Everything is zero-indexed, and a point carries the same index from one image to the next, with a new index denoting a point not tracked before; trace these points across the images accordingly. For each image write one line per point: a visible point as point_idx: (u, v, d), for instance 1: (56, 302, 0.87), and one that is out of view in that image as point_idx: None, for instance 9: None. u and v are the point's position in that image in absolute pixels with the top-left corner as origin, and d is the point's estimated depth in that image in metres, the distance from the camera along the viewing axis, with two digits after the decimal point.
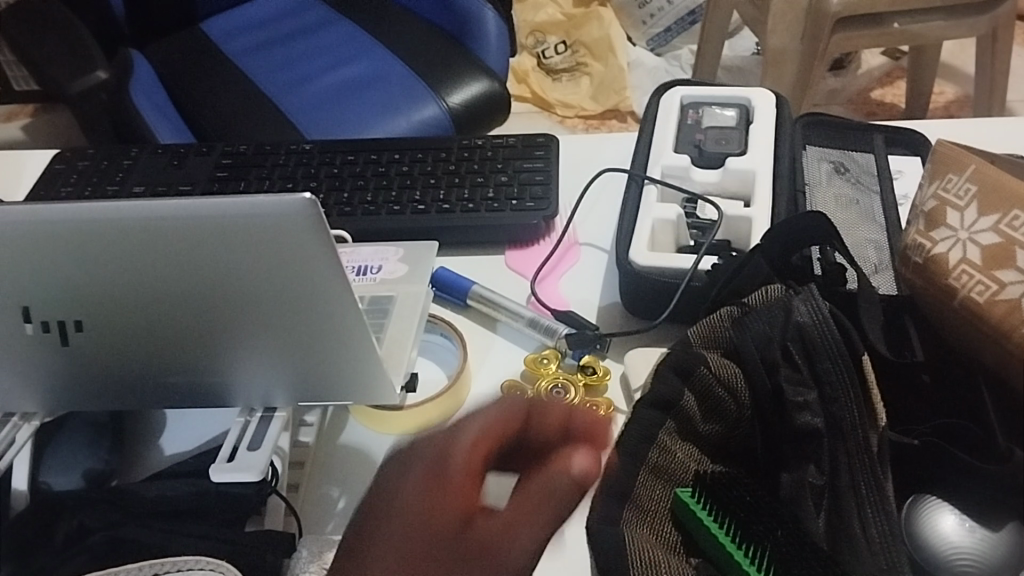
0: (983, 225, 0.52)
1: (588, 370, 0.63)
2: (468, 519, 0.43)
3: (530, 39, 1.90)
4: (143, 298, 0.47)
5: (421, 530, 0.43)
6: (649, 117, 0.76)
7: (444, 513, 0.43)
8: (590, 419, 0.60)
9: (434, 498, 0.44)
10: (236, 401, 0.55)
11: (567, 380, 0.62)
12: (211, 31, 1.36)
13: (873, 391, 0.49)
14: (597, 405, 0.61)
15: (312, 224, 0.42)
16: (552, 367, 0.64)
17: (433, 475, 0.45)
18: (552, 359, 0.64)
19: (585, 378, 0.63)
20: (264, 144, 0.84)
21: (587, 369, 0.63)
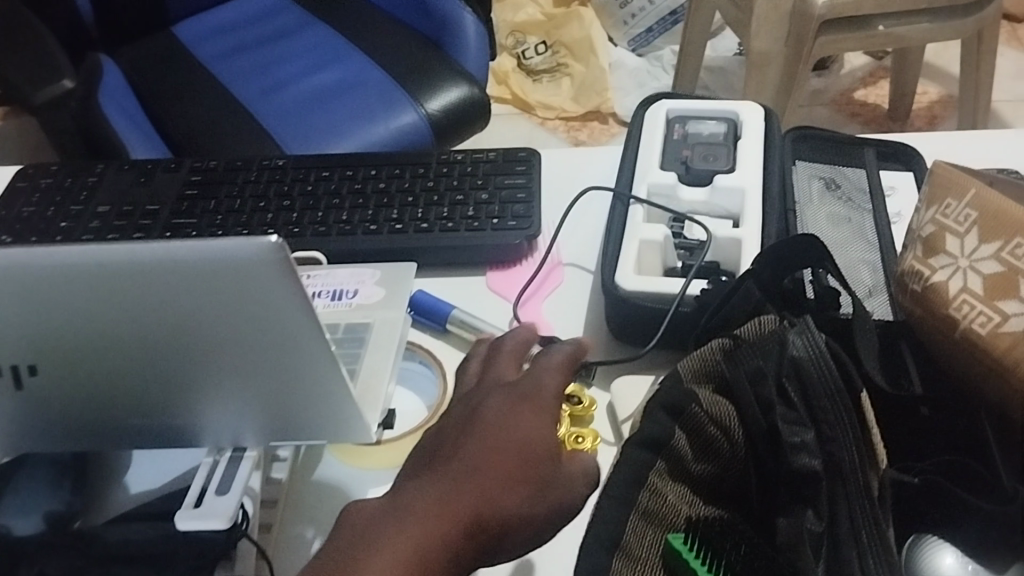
0: (984, 253, 0.50)
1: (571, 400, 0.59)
2: (551, 460, 0.43)
3: (510, 39, 1.89)
4: (100, 341, 0.44)
5: (521, 456, 0.43)
6: (634, 130, 0.73)
7: (540, 447, 0.43)
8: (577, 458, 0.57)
9: (529, 432, 0.44)
10: (205, 440, 0.53)
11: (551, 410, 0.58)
12: (183, 35, 1.32)
13: (874, 434, 0.47)
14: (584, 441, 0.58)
15: (277, 268, 0.39)
16: None
17: (520, 411, 0.45)
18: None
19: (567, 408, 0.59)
20: (236, 159, 0.81)
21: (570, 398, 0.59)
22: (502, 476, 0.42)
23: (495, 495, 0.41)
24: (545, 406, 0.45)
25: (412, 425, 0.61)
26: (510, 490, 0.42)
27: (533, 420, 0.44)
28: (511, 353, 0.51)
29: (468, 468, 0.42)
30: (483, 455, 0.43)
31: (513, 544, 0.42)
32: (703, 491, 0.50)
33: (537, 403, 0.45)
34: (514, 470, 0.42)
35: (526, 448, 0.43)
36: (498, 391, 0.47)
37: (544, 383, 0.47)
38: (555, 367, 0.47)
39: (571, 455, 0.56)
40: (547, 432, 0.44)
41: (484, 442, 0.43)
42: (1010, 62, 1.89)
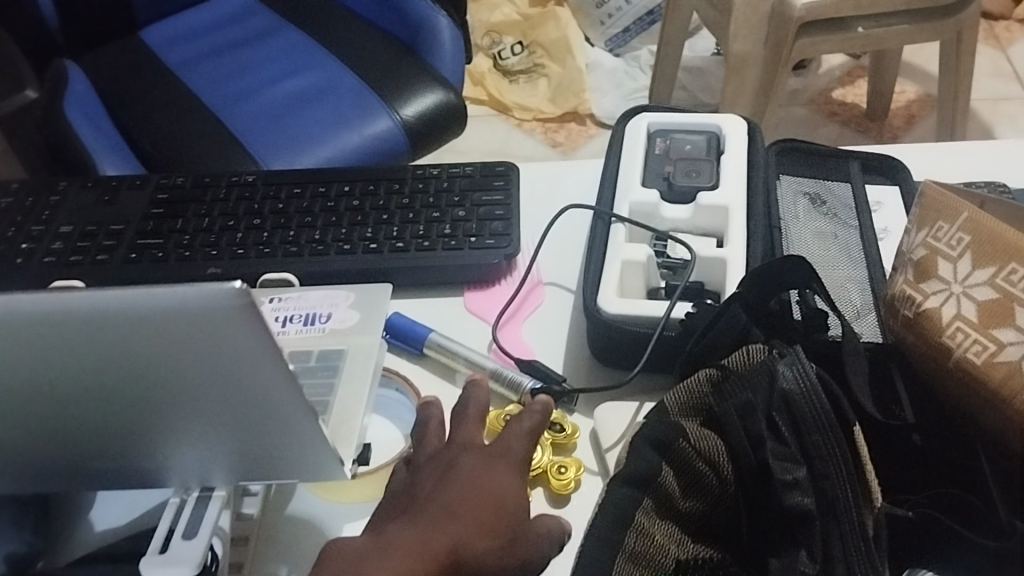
0: (978, 278, 0.48)
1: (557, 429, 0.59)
2: (518, 518, 0.43)
3: (485, 40, 1.86)
4: (56, 388, 0.41)
5: (491, 508, 0.42)
6: (615, 145, 0.72)
7: (511, 503, 0.43)
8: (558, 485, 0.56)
9: (499, 490, 0.43)
10: (172, 479, 0.50)
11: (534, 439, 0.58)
12: (151, 39, 1.29)
13: (868, 468, 0.46)
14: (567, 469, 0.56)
15: (239, 314, 0.37)
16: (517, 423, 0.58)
17: (491, 469, 0.44)
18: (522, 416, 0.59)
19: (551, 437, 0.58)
20: (204, 174, 0.79)
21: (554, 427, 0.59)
22: (474, 525, 0.41)
23: (466, 544, 0.41)
24: (513, 467, 0.45)
25: (390, 456, 0.59)
26: (481, 537, 0.41)
27: (501, 477, 0.44)
28: (475, 416, 0.48)
29: (445, 515, 0.42)
30: (455, 506, 0.42)
31: None
32: (691, 529, 0.48)
33: (507, 462, 0.45)
34: (485, 521, 0.42)
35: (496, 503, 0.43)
36: (466, 447, 0.46)
37: (514, 442, 0.46)
38: (525, 435, 0.47)
39: (557, 486, 0.56)
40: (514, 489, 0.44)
41: (457, 495, 0.42)
42: (987, 61, 1.89)
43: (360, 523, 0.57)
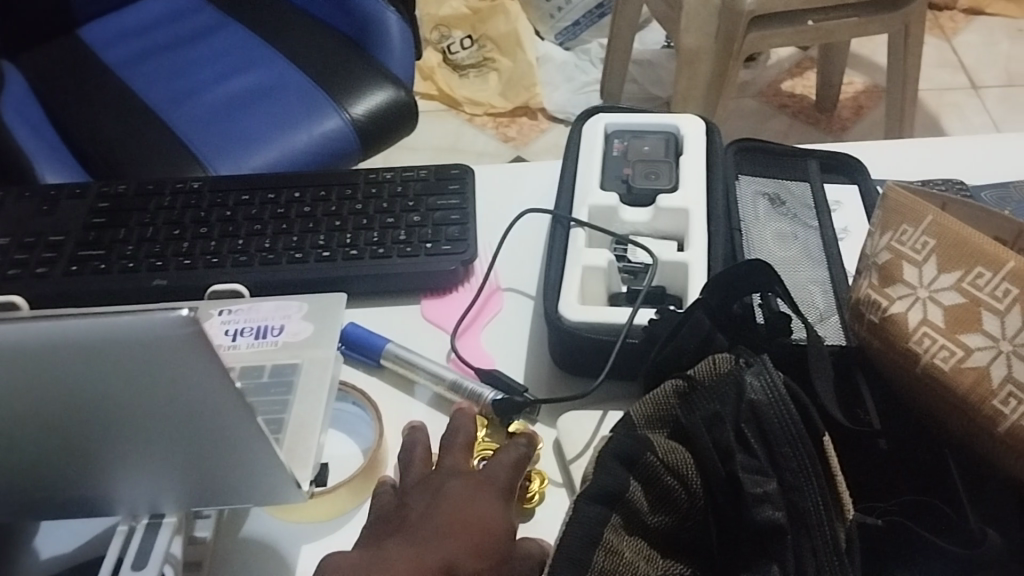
0: (945, 282, 0.48)
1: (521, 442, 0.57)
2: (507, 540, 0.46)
3: (434, 34, 1.82)
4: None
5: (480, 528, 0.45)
6: (572, 146, 0.70)
7: (499, 526, 0.46)
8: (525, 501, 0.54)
9: (485, 514, 0.46)
10: (120, 509, 0.48)
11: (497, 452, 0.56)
12: (90, 38, 1.25)
13: (839, 479, 0.45)
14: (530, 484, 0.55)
15: (189, 345, 0.35)
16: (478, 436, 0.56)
17: (478, 494, 0.47)
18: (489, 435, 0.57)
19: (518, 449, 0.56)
20: (147, 181, 0.76)
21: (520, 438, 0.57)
22: (464, 543, 0.43)
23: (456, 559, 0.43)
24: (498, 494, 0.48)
25: (348, 474, 0.57)
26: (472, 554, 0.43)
27: (488, 502, 0.47)
28: (463, 445, 0.52)
29: (438, 534, 0.44)
30: (445, 527, 0.44)
31: None
32: (659, 543, 0.47)
33: (492, 490, 0.48)
34: (474, 541, 0.44)
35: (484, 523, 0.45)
36: (453, 476, 0.49)
37: (499, 473, 0.49)
38: (509, 467, 0.50)
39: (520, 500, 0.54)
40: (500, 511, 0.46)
41: (446, 517, 0.45)
42: (933, 52, 1.91)
43: (318, 543, 0.55)
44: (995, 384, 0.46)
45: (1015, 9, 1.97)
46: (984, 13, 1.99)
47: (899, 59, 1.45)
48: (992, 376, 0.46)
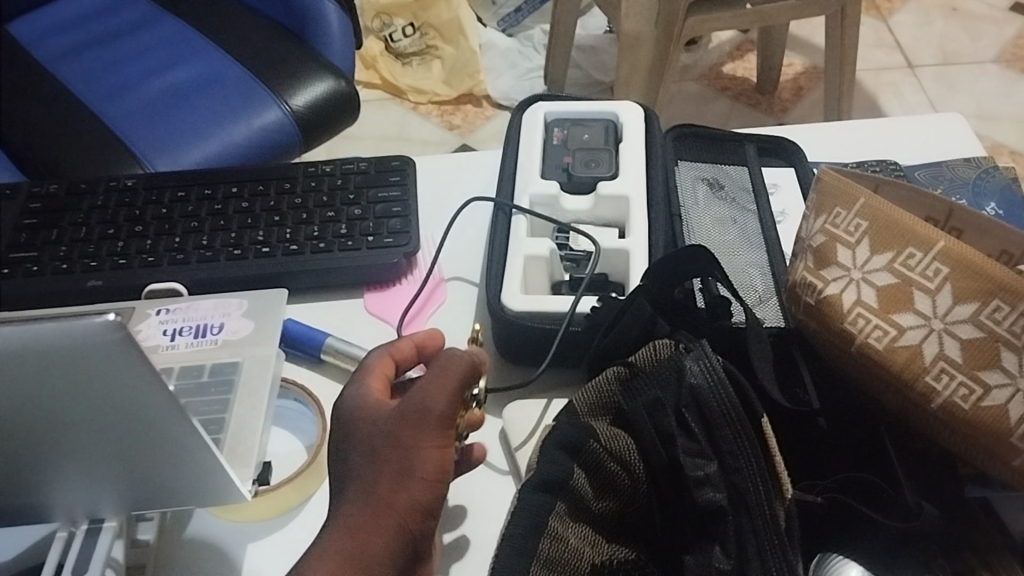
0: (877, 264, 0.49)
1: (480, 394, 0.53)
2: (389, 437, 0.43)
3: (377, 21, 1.76)
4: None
5: (386, 521, 0.41)
6: (511, 134, 0.70)
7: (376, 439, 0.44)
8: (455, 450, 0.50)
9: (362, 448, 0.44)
10: (57, 516, 0.47)
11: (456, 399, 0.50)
12: (19, 34, 1.22)
13: (777, 459, 0.45)
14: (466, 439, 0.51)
15: (120, 350, 0.35)
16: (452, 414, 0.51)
17: (398, 449, 0.43)
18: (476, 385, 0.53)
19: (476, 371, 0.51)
20: (80, 180, 0.74)
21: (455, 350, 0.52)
22: (370, 556, 0.41)
23: (359, 565, 0.40)
24: (421, 438, 0.43)
25: (292, 471, 0.57)
26: (380, 561, 0.41)
27: (401, 469, 0.42)
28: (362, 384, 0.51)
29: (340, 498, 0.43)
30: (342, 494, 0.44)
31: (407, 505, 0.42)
32: (605, 529, 0.47)
33: (414, 435, 0.43)
34: (380, 550, 0.41)
35: (393, 510, 0.41)
36: (372, 425, 0.44)
37: (422, 403, 0.43)
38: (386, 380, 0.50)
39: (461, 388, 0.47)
40: (422, 470, 0.42)
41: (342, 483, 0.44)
42: (869, 33, 1.94)
43: (264, 541, 0.55)
44: (928, 360, 0.47)
45: None
46: None
47: (836, 40, 1.47)
48: (924, 354, 0.47)
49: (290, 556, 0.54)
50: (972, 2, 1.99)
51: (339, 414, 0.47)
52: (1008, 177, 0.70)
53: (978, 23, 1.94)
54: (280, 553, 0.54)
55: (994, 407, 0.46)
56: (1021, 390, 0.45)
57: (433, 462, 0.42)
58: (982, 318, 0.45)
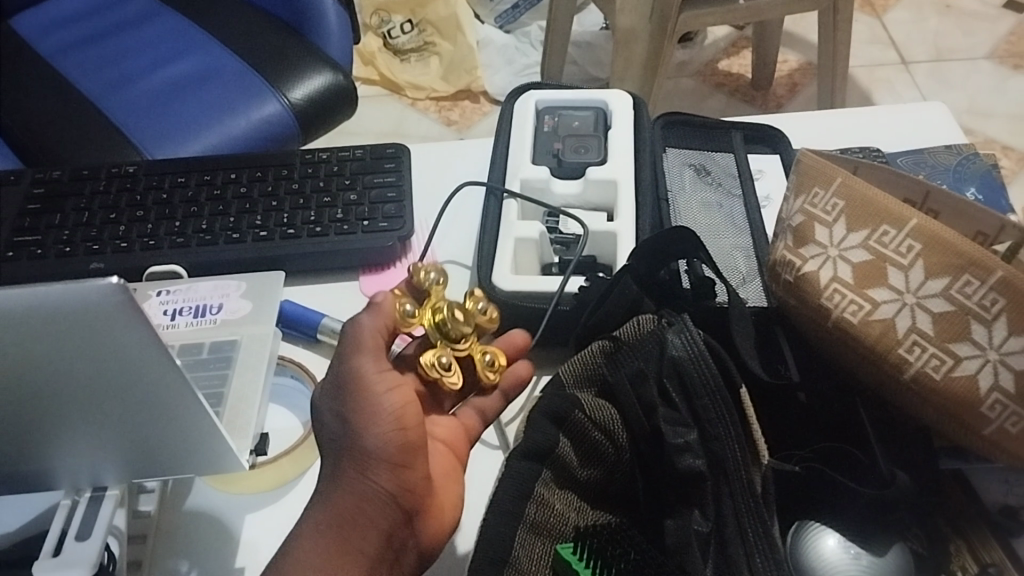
0: (853, 241, 0.50)
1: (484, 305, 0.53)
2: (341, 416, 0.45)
3: (375, 19, 1.78)
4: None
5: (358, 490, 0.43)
6: (504, 122, 0.72)
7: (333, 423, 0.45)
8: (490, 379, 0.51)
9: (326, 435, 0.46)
10: (62, 482, 0.49)
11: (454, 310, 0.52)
12: (22, 28, 1.24)
13: (755, 427, 0.47)
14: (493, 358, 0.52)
15: (123, 310, 0.36)
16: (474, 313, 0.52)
17: (350, 414, 0.44)
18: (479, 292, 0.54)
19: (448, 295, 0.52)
20: (82, 166, 0.76)
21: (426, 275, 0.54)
22: (354, 525, 0.43)
23: (346, 541, 0.43)
24: (365, 397, 0.44)
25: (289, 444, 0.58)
26: (367, 526, 0.43)
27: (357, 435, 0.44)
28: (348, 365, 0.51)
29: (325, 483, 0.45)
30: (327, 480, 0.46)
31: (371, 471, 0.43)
32: (589, 496, 0.50)
33: (358, 394, 0.44)
34: (363, 515, 0.43)
35: (365, 474, 0.43)
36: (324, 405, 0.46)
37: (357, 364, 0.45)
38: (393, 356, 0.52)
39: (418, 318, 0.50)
40: (373, 427, 0.43)
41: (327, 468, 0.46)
42: (863, 29, 1.96)
43: (262, 511, 0.57)
44: (900, 333, 0.49)
45: None
46: None
47: (829, 35, 1.48)
48: (897, 327, 0.49)
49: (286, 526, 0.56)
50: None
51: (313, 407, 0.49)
52: (988, 163, 0.72)
53: (971, 19, 1.96)
54: (277, 523, 0.56)
55: (965, 378, 0.47)
56: (990, 361, 0.47)
57: (392, 404, 0.44)
58: (953, 292, 0.47)
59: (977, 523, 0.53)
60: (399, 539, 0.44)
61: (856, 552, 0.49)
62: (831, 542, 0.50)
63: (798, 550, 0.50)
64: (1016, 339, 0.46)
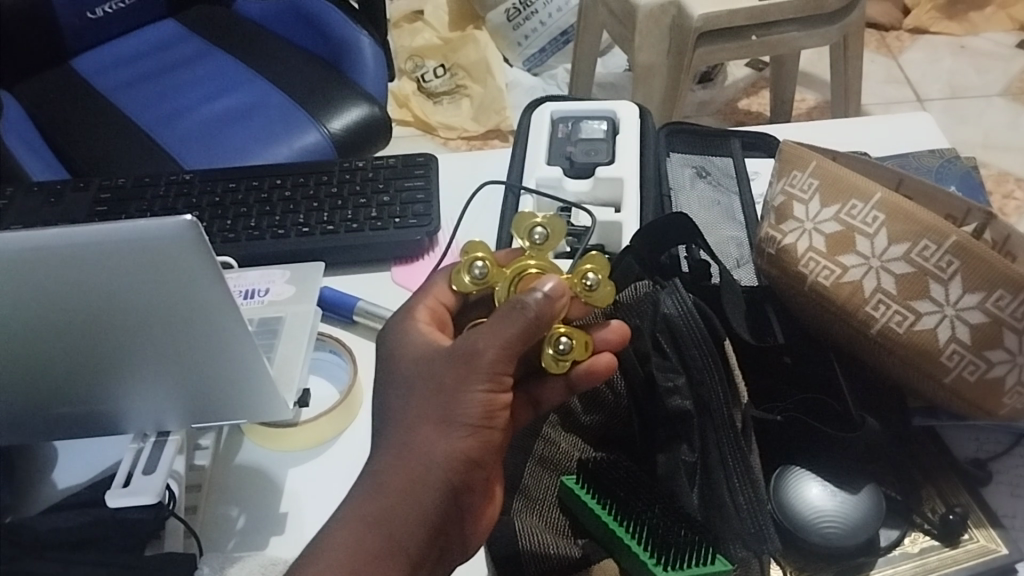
0: (826, 215, 0.57)
1: (589, 285, 0.51)
2: (435, 391, 0.46)
3: (408, 64, 1.84)
4: (16, 324, 0.47)
5: (426, 478, 0.45)
6: (523, 131, 0.80)
7: (423, 392, 0.47)
8: (554, 370, 0.50)
9: (407, 400, 0.47)
10: (131, 423, 0.57)
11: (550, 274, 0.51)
12: (81, 64, 1.28)
13: (734, 373, 0.55)
14: (570, 346, 0.50)
15: (192, 246, 0.44)
16: (577, 286, 0.51)
17: (441, 394, 0.46)
18: (596, 270, 0.51)
19: (540, 265, 0.52)
20: (143, 175, 0.85)
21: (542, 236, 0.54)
22: (411, 512, 0.44)
23: (394, 519, 0.44)
24: (467, 383, 0.46)
25: (325, 406, 0.65)
26: (423, 513, 0.45)
27: (446, 417, 0.46)
28: (423, 313, 0.53)
29: (383, 449, 0.47)
30: (384, 443, 0.47)
31: (442, 459, 0.45)
32: (592, 439, 0.57)
33: (462, 378, 0.46)
34: (418, 503, 0.45)
35: (435, 461, 0.45)
36: (422, 371, 0.48)
37: (472, 343, 0.46)
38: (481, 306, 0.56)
39: (495, 273, 0.53)
40: (465, 416, 0.46)
41: (385, 431, 0.47)
42: (878, 69, 1.99)
43: (303, 467, 0.63)
44: (866, 293, 0.55)
45: (956, 28, 2.05)
46: (928, 31, 2.07)
47: (840, 70, 1.54)
48: (864, 287, 0.55)
49: (326, 478, 0.63)
50: (980, 39, 2.03)
51: (388, 340, 0.52)
52: (967, 165, 0.78)
53: (984, 59, 1.98)
54: (317, 476, 0.63)
55: (924, 331, 0.53)
56: (948, 316, 0.53)
57: (481, 402, 0.46)
58: (914, 256, 0.53)
59: (947, 473, 0.58)
60: (444, 538, 0.46)
61: (833, 491, 0.55)
62: (814, 488, 0.55)
63: (781, 492, 0.55)
64: (970, 295, 0.52)
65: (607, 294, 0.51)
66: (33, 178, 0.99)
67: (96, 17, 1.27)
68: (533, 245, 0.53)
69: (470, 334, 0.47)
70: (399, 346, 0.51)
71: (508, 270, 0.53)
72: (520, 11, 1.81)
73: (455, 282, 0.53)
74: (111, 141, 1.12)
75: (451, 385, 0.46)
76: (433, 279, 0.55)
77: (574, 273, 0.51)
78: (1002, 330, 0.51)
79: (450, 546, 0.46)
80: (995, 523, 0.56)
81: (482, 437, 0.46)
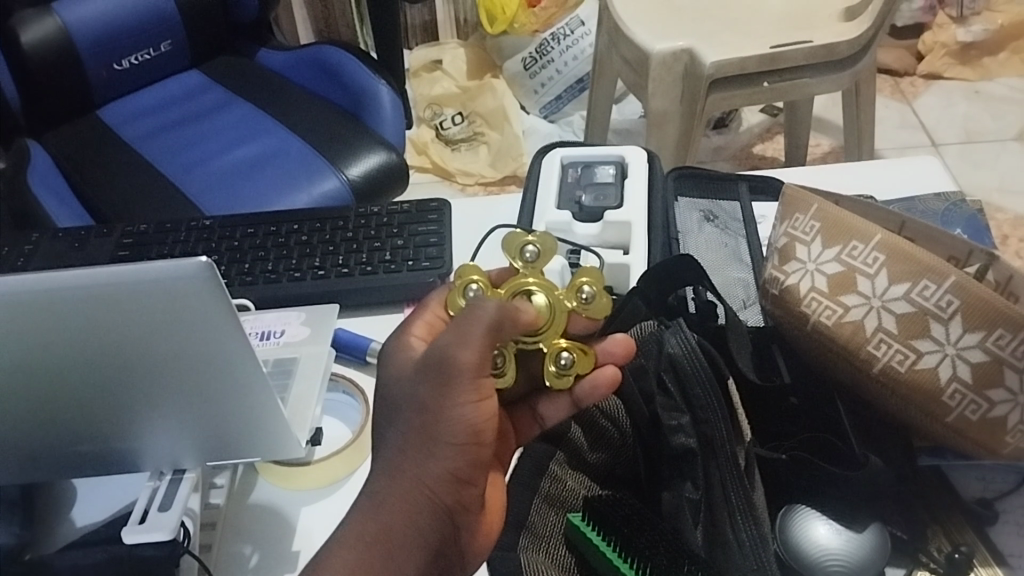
0: (828, 256, 0.58)
1: (586, 298, 0.53)
2: (421, 408, 0.48)
3: (428, 112, 1.87)
4: (35, 366, 0.49)
5: (420, 497, 0.47)
6: (533, 175, 0.82)
7: (410, 413, 0.48)
8: (560, 386, 0.53)
9: (396, 421, 0.49)
10: (147, 461, 0.58)
11: (546, 292, 0.53)
12: (108, 114, 1.31)
13: (738, 413, 0.57)
14: (571, 360, 0.53)
15: (206, 287, 0.46)
16: (575, 301, 0.53)
17: (426, 412, 0.47)
18: (592, 282, 0.54)
19: (538, 282, 0.53)
20: (164, 221, 0.87)
21: (532, 253, 0.56)
22: (406, 530, 0.47)
23: (388, 539, 0.47)
24: (449, 400, 0.47)
25: (337, 445, 0.67)
26: (418, 530, 0.47)
27: (433, 435, 0.47)
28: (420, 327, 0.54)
29: (379, 470, 0.49)
30: (380, 466, 0.49)
31: (433, 476, 0.47)
32: (599, 476, 0.59)
33: (448, 394, 0.47)
34: (414, 525, 0.47)
35: (427, 481, 0.47)
36: (407, 388, 0.49)
37: (447, 353, 0.47)
38: None
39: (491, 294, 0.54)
40: (451, 433, 0.47)
41: (381, 451, 0.49)
42: (893, 114, 2.01)
43: (315, 505, 0.64)
44: (868, 332, 0.56)
45: (971, 73, 2.06)
46: (942, 77, 2.08)
47: (853, 116, 1.55)
48: (865, 326, 0.56)
49: (336, 517, 0.63)
50: (994, 84, 2.04)
51: (385, 360, 0.53)
52: (974, 208, 0.79)
53: (1000, 104, 1.99)
54: (329, 515, 0.64)
55: (926, 370, 0.54)
56: (948, 355, 0.53)
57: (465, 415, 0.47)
58: (914, 296, 0.54)
59: (952, 512, 0.59)
60: (442, 551, 0.49)
61: (838, 529, 0.55)
62: (820, 527, 0.55)
63: (787, 529, 0.56)
64: (971, 334, 0.52)
65: (603, 305, 0.53)
66: (58, 224, 1.01)
67: (122, 69, 1.30)
68: (526, 263, 0.55)
69: (442, 341, 0.47)
70: (389, 365, 0.52)
71: (504, 289, 0.54)
72: (536, 59, 1.84)
73: (451, 307, 0.54)
74: (135, 188, 1.15)
75: (433, 403, 0.47)
76: (428, 297, 0.56)
77: (571, 287, 0.54)
78: (1003, 369, 0.52)
79: (449, 559, 0.49)
80: (1001, 562, 0.57)
81: (471, 452, 0.48)
